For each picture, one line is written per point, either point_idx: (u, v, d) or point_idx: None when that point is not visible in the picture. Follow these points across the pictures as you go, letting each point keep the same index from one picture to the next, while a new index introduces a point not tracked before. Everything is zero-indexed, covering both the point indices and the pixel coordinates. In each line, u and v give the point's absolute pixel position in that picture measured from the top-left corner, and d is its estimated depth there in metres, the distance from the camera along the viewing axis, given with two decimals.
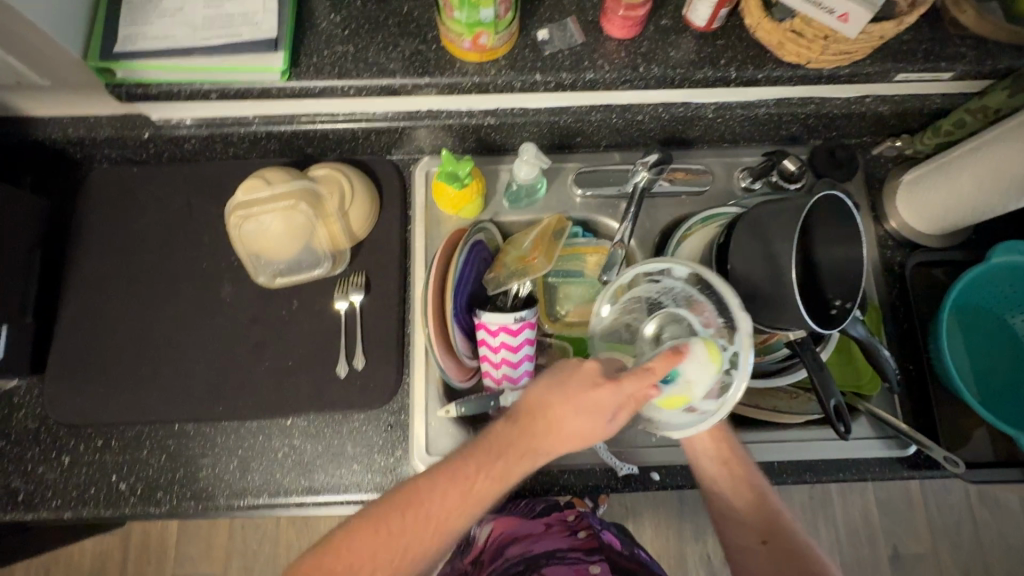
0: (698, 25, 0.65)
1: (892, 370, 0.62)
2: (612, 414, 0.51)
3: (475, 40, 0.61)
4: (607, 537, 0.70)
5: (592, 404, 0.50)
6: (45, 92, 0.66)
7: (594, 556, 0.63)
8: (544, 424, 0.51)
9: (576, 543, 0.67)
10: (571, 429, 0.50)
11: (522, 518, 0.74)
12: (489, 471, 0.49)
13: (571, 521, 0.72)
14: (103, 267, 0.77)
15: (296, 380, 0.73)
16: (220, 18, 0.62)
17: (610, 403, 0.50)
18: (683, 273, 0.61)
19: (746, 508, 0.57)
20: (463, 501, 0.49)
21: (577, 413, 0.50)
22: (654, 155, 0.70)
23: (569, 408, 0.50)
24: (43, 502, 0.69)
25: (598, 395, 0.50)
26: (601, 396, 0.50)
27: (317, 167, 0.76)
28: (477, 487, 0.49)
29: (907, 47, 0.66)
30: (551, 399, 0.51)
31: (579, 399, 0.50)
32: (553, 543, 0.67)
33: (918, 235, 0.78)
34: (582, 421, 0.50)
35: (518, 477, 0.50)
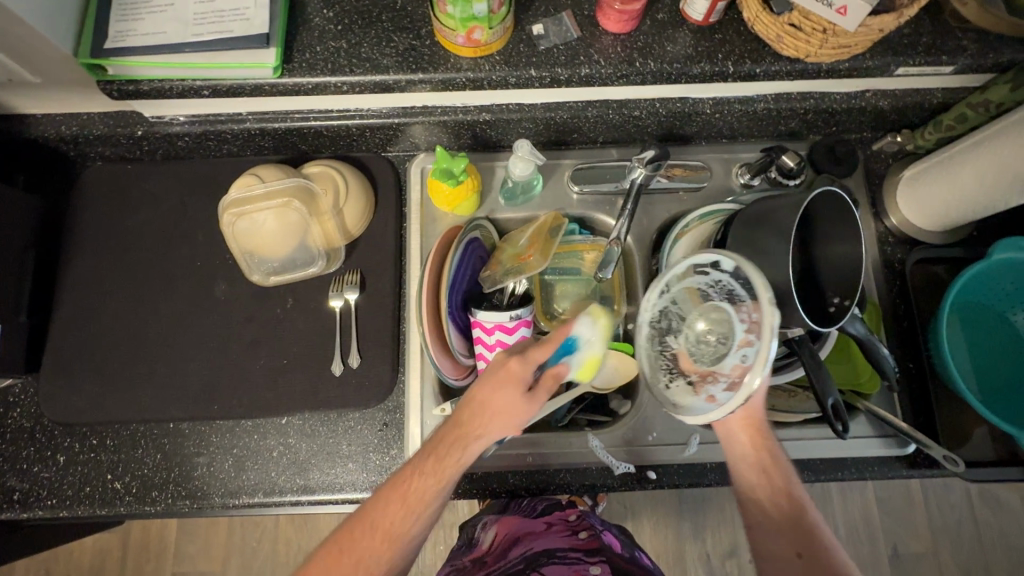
0: (695, 19, 0.64)
1: (891, 368, 0.61)
2: (529, 389, 0.52)
3: (469, 35, 0.60)
4: (607, 538, 0.72)
5: (504, 380, 0.52)
6: (37, 90, 0.66)
7: (594, 557, 0.66)
8: (468, 414, 0.52)
9: (576, 543, 0.69)
10: (494, 412, 0.51)
11: (524, 519, 0.76)
12: (427, 464, 0.51)
13: (573, 520, 0.74)
14: (97, 266, 0.77)
15: (291, 379, 0.73)
16: (211, 14, 0.62)
17: (522, 379, 0.52)
18: (730, 267, 0.54)
19: (786, 523, 0.51)
20: (412, 499, 0.50)
21: (493, 393, 0.51)
22: (651, 151, 0.69)
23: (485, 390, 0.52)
24: (38, 501, 0.69)
25: (510, 371, 0.52)
26: (512, 371, 0.52)
27: (313, 165, 0.76)
28: (423, 484, 0.51)
29: (907, 40, 0.65)
30: (471, 391, 0.53)
31: (494, 385, 0.52)
32: (554, 542, 0.69)
33: (919, 232, 0.77)
34: (504, 400, 0.51)
35: (455, 469, 0.51)
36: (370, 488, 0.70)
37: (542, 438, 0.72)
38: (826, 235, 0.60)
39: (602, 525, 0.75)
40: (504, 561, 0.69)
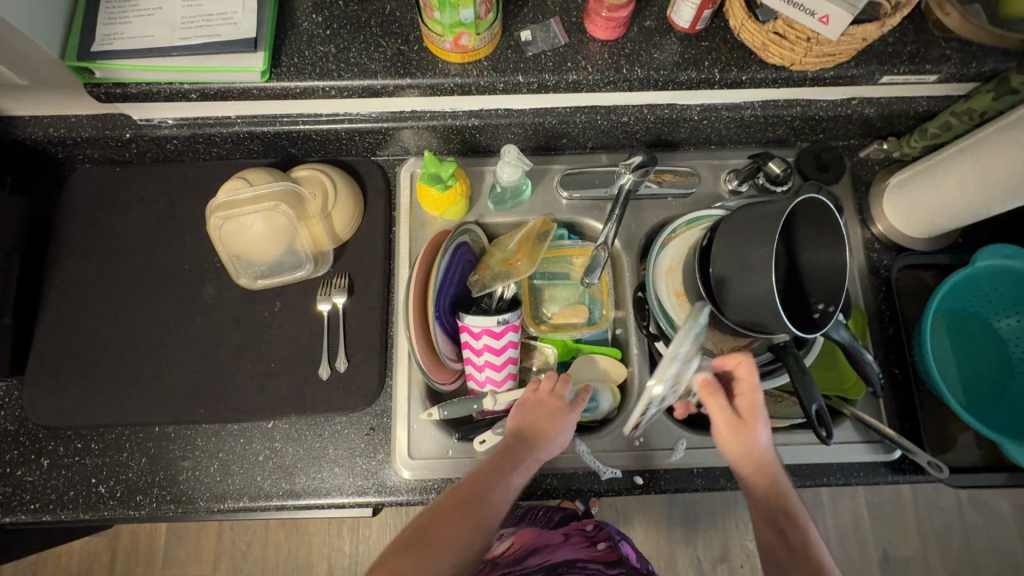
0: (681, 27, 0.65)
1: (876, 374, 0.62)
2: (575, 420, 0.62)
3: (456, 41, 0.61)
4: (624, 549, 0.74)
5: (570, 414, 0.61)
6: (24, 92, 0.66)
7: (613, 569, 0.68)
8: (535, 422, 0.60)
9: (596, 555, 0.71)
10: (556, 440, 0.60)
11: (542, 529, 0.77)
12: (513, 462, 0.56)
13: (590, 531, 0.76)
14: (84, 268, 0.76)
15: (278, 382, 0.73)
16: (199, 17, 0.62)
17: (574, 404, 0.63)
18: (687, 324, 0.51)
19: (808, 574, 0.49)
20: (501, 491, 0.53)
21: (556, 420, 0.60)
22: (638, 157, 0.69)
23: (548, 417, 0.61)
24: (22, 505, 0.69)
25: (572, 408, 0.62)
26: (576, 409, 0.62)
27: (301, 168, 0.76)
28: (507, 483, 0.54)
29: (892, 49, 0.66)
30: (534, 405, 0.62)
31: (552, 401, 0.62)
32: (573, 554, 0.71)
33: (905, 239, 0.78)
34: (566, 429, 0.60)
35: (529, 464, 0.57)
36: (356, 492, 0.70)
37: None
38: (811, 242, 0.60)
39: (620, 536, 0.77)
40: (523, 565, 0.68)
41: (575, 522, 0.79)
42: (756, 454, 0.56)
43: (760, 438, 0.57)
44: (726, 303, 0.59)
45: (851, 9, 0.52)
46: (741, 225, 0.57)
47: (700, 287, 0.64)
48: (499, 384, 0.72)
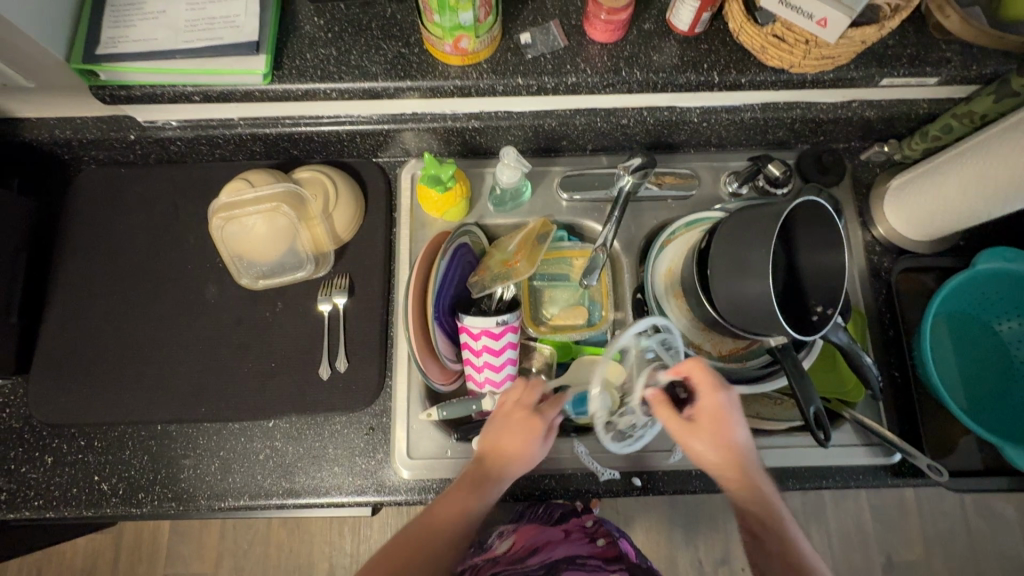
0: (681, 29, 0.65)
1: (875, 376, 0.62)
2: (548, 434, 0.61)
3: (456, 44, 0.61)
4: (624, 546, 0.72)
5: (534, 429, 0.59)
6: (30, 94, 0.67)
7: (614, 565, 0.66)
8: (500, 443, 0.59)
9: (595, 550, 0.69)
10: (521, 457, 0.58)
11: (541, 527, 0.74)
12: (472, 490, 0.56)
13: (589, 527, 0.74)
14: (88, 268, 0.77)
15: (279, 382, 0.73)
16: (202, 20, 0.62)
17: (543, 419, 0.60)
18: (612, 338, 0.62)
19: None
20: (460, 524, 0.54)
21: (519, 436, 0.59)
22: (637, 159, 0.69)
23: (511, 434, 0.59)
24: (25, 502, 0.70)
25: (537, 421, 0.60)
26: (541, 423, 0.60)
27: (302, 170, 0.77)
28: (467, 514, 0.55)
29: (892, 51, 0.66)
30: (501, 423, 0.60)
31: (517, 418, 0.60)
32: (573, 550, 0.68)
33: (905, 241, 0.78)
34: (531, 444, 0.59)
35: (494, 490, 0.57)
36: (355, 492, 0.70)
37: None
38: (809, 244, 0.60)
39: (620, 534, 0.75)
40: (521, 565, 0.66)
41: (575, 519, 0.76)
42: (722, 460, 0.55)
43: (728, 440, 0.55)
44: (724, 306, 0.59)
45: (848, 12, 0.52)
46: (739, 228, 0.57)
47: (699, 289, 0.64)
48: (498, 385, 0.72)
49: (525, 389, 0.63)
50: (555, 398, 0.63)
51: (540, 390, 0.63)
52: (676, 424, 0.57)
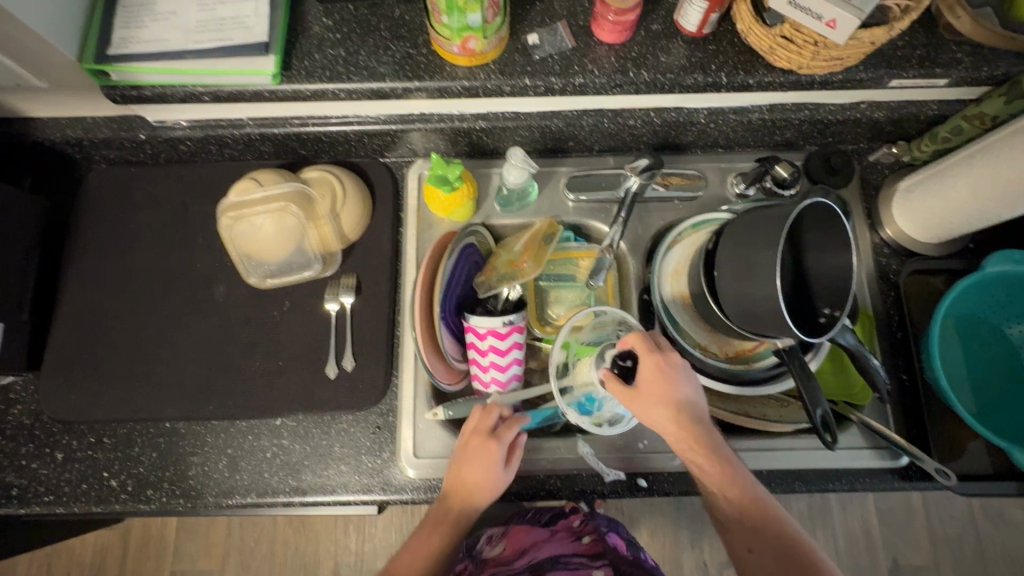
0: (688, 30, 0.65)
1: (883, 381, 0.62)
2: (509, 466, 0.63)
3: (464, 45, 0.61)
4: (612, 540, 0.74)
5: (489, 459, 0.61)
6: (42, 94, 0.67)
7: (597, 562, 0.69)
8: (461, 482, 0.62)
9: (580, 549, 0.71)
10: (484, 486, 0.62)
11: (530, 526, 0.76)
12: (438, 532, 0.61)
13: (576, 524, 0.76)
14: (98, 266, 0.78)
15: (287, 381, 0.74)
16: (213, 21, 0.63)
17: (499, 456, 0.62)
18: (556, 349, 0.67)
19: (739, 523, 0.52)
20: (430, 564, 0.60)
21: (479, 473, 0.62)
22: (644, 160, 0.69)
23: (471, 471, 0.62)
24: (36, 497, 0.71)
25: (490, 449, 0.62)
26: (495, 453, 0.62)
27: (310, 169, 0.77)
28: (435, 553, 0.61)
29: (902, 52, 0.65)
30: (462, 461, 0.63)
31: (475, 457, 0.62)
32: (557, 550, 0.71)
33: (913, 244, 0.77)
34: (492, 474, 0.62)
35: (460, 527, 0.62)
36: (361, 490, 0.71)
37: (532, 443, 0.72)
38: (816, 246, 0.60)
39: (607, 526, 0.77)
40: (509, 568, 0.69)
41: (563, 516, 0.78)
42: (670, 421, 0.56)
43: (675, 398, 0.57)
44: (730, 307, 0.59)
45: (858, 13, 0.52)
46: (747, 229, 0.57)
47: (706, 291, 0.63)
48: (503, 385, 0.73)
49: (480, 415, 0.65)
50: (512, 418, 0.64)
51: (495, 414, 0.64)
52: (622, 392, 0.58)
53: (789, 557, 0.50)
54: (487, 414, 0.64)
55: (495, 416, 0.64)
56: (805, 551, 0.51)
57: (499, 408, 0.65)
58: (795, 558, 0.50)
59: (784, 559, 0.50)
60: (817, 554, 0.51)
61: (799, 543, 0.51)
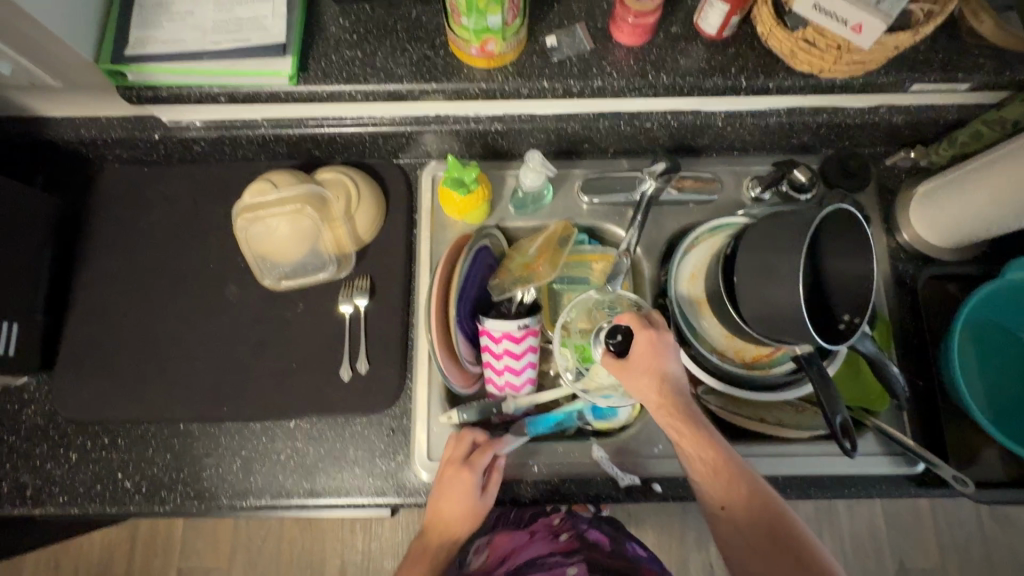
0: (708, 33, 0.64)
1: (903, 387, 0.62)
2: (486, 493, 0.64)
3: (483, 47, 0.61)
4: (594, 536, 0.75)
5: (463, 487, 0.63)
6: (57, 94, 0.67)
7: (572, 558, 0.69)
8: (440, 514, 0.64)
9: (558, 547, 0.72)
10: (462, 512, 0.63)
11: (508, 529, 0.76)
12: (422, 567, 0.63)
13: (554, 523, 0.78)
14: (112, 267, 0.78)
15: (300, 383, 0.74)
16: (230, 22, 0.62)
17: (474, 484, 0.63)
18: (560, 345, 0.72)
19: (714, 483, 0.55)
20: None
21: (456, 504, 0.63)
22: (662, 163, 0.69)
23: (448, 501, 0.63)
24: (51, 498, 0.71)
25: (465, 478, 0.63)
26: (468, 479, 0.63)
27: (325, 170, 0.77)
28: None
29: (923, 57, 0.65)
30: (439, 494, 0.64)
31: (451, 489, 0.63)
32: (537, 549, 0.71)
33: (929, 248, 0.77)
34: (468, 500, 0.63)
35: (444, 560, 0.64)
36: (375, 493, 0.70)
37: (547, 447, 0.72)
38: (837, 252, 0.59)
39: (586, 524, 0.78)
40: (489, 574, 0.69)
41: (542, 516, 0.79)
42: (655, 392, 0.59)
43: (663, 369, 0.59)
44: (750, 313, 0.58)
45: (885, 18, 0.51)
46: (767, 234, 0.57)
47: (724, 294, 0.63)
48: (518, 388, 0.73)
49: (454, 443, 0.66)
50: (485, 443, 0.66)
51: (468, 441, 0.66)
52: (614, 366, 0.61)
53: (760, 514, 0.54)
54: (460, 442, 0.66)
55: (469, 443, 0.66)
56: (774, 507, 0.54)
57: (471, 435, 0.66)
58: (765, 515, 0.53)
59: (754, 515, 0.54)
60: (784, 509, 0.54)
61: (769, 500, 0.54)
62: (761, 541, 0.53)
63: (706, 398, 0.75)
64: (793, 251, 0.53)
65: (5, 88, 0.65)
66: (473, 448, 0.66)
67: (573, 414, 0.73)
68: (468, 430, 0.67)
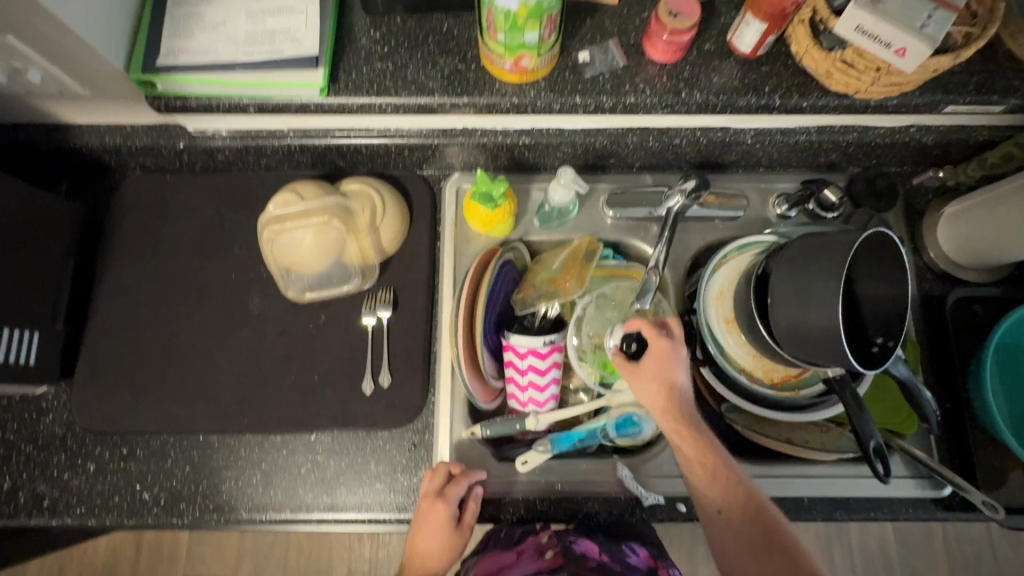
0: (742, 51, 0.64)
1: (932, 410, 0.61)
2: (461, 525, 0.64)
3: (517, 62, 0.60)
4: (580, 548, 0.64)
5: (436, 520, 0.63)
6: (86, 102, 0.67)
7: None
8: (414, 549, 0.64)
9: (543, 564, 0.62)
10: (438, 545, 0.64)
11: (496, 552, 0.67)
12: None
13: (543, 542, 0.66)
14: (132, 275, 0.77)
15: (322, 396, 0.73)
16: (262, 33, 0.62)
17: (446, 518, 0.63)
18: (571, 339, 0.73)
19: (711, 486, 0.56)
20: None
21: (430, 537, 0.64)
22: (692, 181, 0.68)
23: (423, 535, 0.64)
24: (68, 509, 0.70)
25: (437, 511, 0.63)
26: (441, 511, 0.63)
27: (349, 181, 0.76)
28: None
29: (958, 79, 0.64)
30: (415, 529, 0.64)
31: (424, 523, 0.64)
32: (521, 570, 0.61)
33: (957, 268, 0.76)
34: (443, 532, 0.64)
35: None
36: (396, 509, 0.70)
37: (570, 465, 0.71)
38: (869, 276, 0.58)
39: (574, 535, 0.67)
40: None
41: (531, 533, 0.69)
42: (662, 397, 0.60)
43: (670, 377, 0.60)
44: (784, 335, 0.57)
45: (930, 43, 0.52)
46: (803, 256, 0.56)
47: (755, 316, 0.62)
48: (541, 405, 0.72)
49: (430, 476, 0.66)
50: (460, 475, 0.65)
51: (443, 472, 0.66)
52: (625, 368, 0.62)
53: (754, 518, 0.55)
54: (436, 474, 0.65)
55: (443, 475, 0.65)
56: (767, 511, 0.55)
57: (447, 467, 0.66)
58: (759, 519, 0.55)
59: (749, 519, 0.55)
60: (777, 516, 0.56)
61: (763, 506, 0.56)
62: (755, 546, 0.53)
63: (732, 416, 0.74)
64: (832, 275, 0.52)
65: (32, 95, 0.64)
66: (448, 479, 0.66)
67: (595, 432, 0.72)
68: (444, 461, 0.67)
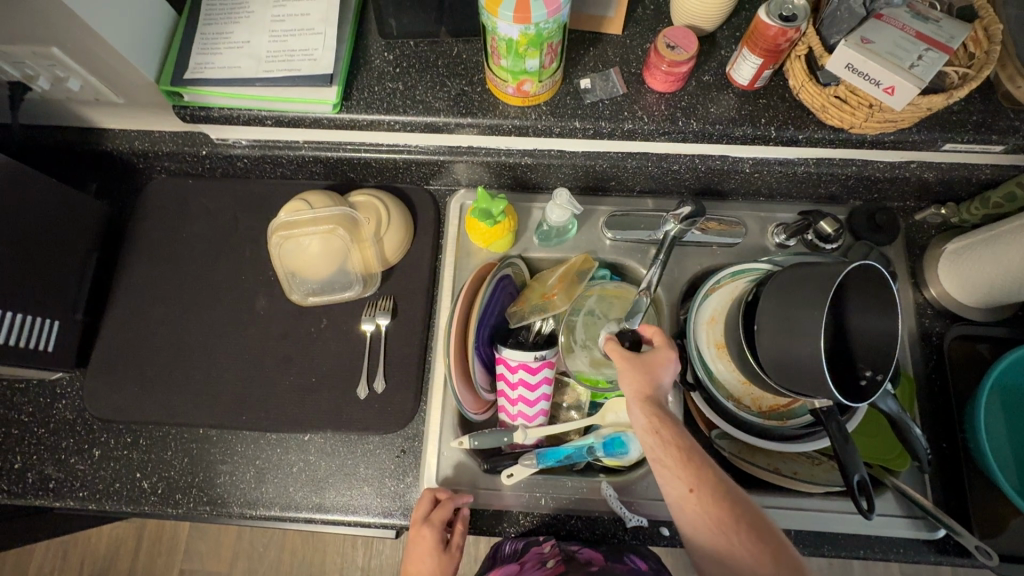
0: (741, 83, 0.66)
1: (923, 448, 0.60)
2: (454, 547, 0.65)
3: (520, 86, 0.63)
4: (584, 556, 0.67)
5: (423, 545, 0.64)
6: (120, 110, 0.72)
7: None
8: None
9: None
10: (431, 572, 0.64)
11: (504, 563, 0.67)
12: None
13: (546, 552, 0.66)
14: (149, 272, 0.81)
15: (318, 397, 0.75)
16: (283, 52, 0.66)
17: (433, 543, 0.64)
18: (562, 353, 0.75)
19: (684, 472, 0.51)
20: None
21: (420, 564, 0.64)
22: (686, 208, 0.67)
23: (415, 563, 0.65)
24: (70, 492, 0.73)
25: (424, 536, 0.64)
26: (428, 537, 0.64)
27: (358, 194, 0.80)
28: None
29: (957, 117, 0.65)
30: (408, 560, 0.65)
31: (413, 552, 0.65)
32: None
33: (958, 305, 0.76)
34: (432, 558, 0.64)
35: None
36: (382, 513, 0.71)
37: (557, 481, 0.71)
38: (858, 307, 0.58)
39: (575, 543, 0.69)
40: None
41: (534, 543, 0.68)
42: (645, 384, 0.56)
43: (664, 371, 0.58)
44: (769, 363, 0.57)
45: (917, 82, 0.53)
46: (791, 285, 0.56)
47: (744, 343, 0.62)
48: (530, 420, 0.73)
49: (416, 505, 0.67)
50: (446, 500, 0.66)
51: (429, 498, 0.66)
52: (619, 353, 0.59)
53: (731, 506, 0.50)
54: (421, 504, 0.66)
55: (430, 503, 0.66)
56: (746, 507, 0.51)
57: (432, 492, 0.67)
58: (736, 511, 0.50)
59: (717, 505, 0.50)
60: (755, 510, 0.51)
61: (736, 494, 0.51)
62: (728, 540, 0.49)
63: (721, 443, 0.73)
64: (815, 305, 0.52)
65: (70, 101, 0.70)
66: (435, 505, 0.67)
67: (583, 449, 0.72)
68: (432, 488, 0.68)
